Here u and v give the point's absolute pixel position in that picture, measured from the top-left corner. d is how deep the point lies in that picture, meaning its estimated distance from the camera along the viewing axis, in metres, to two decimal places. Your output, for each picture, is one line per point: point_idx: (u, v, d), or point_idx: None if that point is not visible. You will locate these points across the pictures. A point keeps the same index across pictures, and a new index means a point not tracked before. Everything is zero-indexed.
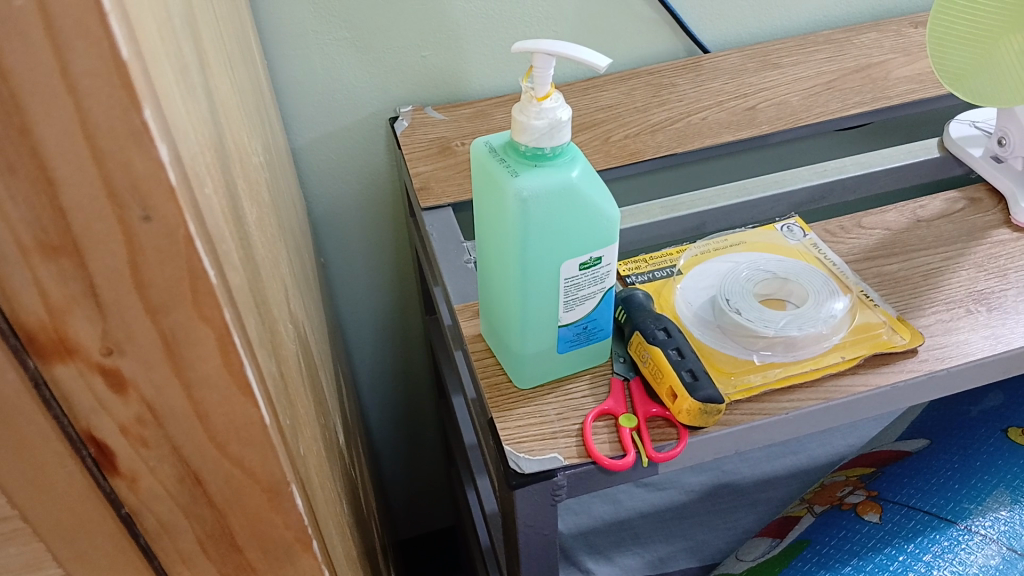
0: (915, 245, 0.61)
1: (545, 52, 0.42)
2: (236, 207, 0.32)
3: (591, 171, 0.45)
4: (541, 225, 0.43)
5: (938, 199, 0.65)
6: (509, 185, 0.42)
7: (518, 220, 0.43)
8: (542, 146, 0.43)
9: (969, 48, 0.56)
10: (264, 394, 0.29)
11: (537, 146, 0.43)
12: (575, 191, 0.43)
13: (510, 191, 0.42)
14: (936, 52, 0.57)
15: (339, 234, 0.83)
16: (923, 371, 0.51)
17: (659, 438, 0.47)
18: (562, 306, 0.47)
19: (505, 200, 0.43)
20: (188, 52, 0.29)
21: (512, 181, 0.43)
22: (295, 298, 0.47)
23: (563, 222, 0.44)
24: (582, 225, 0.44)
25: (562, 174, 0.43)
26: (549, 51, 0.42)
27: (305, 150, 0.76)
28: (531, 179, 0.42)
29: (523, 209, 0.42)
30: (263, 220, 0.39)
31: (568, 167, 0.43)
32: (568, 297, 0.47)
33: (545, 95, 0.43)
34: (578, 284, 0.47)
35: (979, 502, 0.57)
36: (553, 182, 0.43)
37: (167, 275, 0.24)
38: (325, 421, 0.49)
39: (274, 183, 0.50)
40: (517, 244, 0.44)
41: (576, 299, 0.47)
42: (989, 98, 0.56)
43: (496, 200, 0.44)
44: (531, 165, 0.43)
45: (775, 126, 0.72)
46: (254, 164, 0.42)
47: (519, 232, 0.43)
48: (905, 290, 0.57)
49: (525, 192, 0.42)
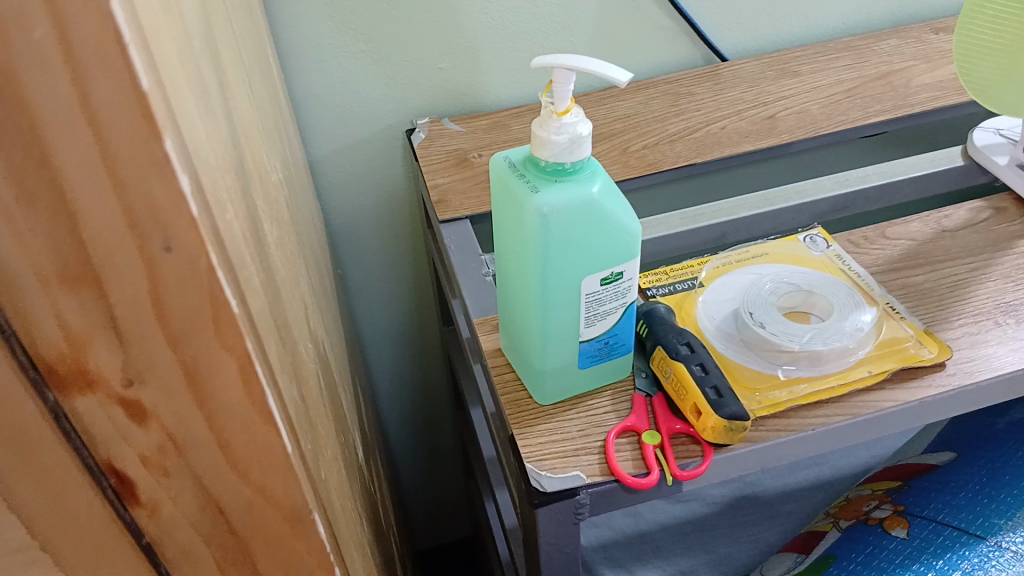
0: (940, 255, 0.60)
1: (562, 68, 0.41)
2: (256, 228, 0.31)
3: (611, 185, 0.44)
4: (563, 239, 0.43)
5: (962, 208, 0.64)
6: (530, 202, 0.42)
7: (539, 236, 0.42)
8: (563, 161, 0.42)
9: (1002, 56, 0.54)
10: (286, 422, 0.28)
11: (558, 161, 0.42)
12: (597, 206, 0.43)
13: (530, 207, 0.42)
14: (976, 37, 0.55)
15: (357, 247, 0.83)
16: (951, 386, 0.50)
17: (683, 455, 0.47)
18: (583, 322, 0.47)
19: (525, 216, 0.42)
20: (208, 74, 0.29)
21: (533, 197, 0.42)
22: (314, 315, 0.47)
23: (584, 236, 0.43)
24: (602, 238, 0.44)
25: (585, 189, 0.42)
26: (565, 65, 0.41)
27: (323, 163, 0.76)
28: (553, 194, 0.42)
29: (545, 225, 0.42)
30: (283, 238, 0.39)
31: (590, 181, 0.43)
32: (589, 313, 0.46)
33: (565, 110, 0.42)
34: (599, 300, 0.46)
35: (1009, 517, 0.56)
36: (576, 196, 0.42)
37: (188, 305, 0.24)
38: (345, 439, 0.48)
39: (293, 198, 0.50)
40: (537, 259, 0.43)
41: (597, 314, 0.47)
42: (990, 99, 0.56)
43: (516, 216, 0.44)
44: (551, 180, 0.43)
45: (795, 134, 0.72)
46: (273, 181, 0.42)
47: (540, 248, 0.43)
48: (932, 301, 0.56)
49: (548, 206, 0.42)
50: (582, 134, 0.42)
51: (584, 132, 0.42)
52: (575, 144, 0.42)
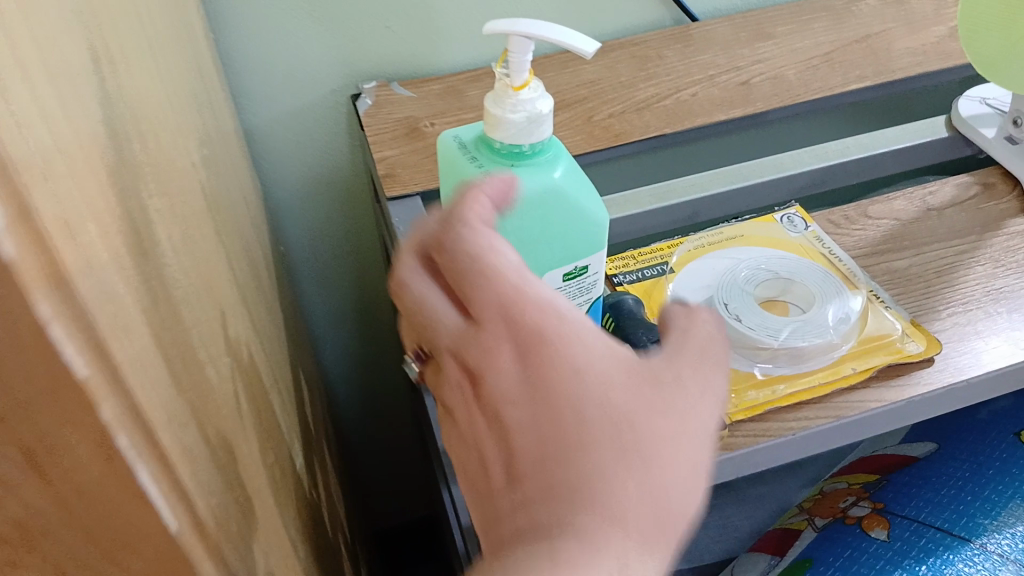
0: (926, 237, 0.56)
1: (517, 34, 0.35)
2: (145, 237, 0.26)
3: (577, 169, 0.39)
4: (525, 228, 0.38)
5: (948, 184, 0.61)
6: (483, 188, 0.37)
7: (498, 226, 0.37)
8: (522, 143, 0.37)
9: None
10: (175, 491, 0.23)
11: (517, 144, 0.37)
12: (562, 190, 0.38)
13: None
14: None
15: (301, 222, 0.77)
16: (941, 385, 0.46)
17: None
18: None
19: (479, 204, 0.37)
20: (73, 47, 0.23)
21: None
22: (238, 317, 0.41)
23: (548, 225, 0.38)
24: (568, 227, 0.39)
25: (545, 170, 0.37)
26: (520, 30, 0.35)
27: (260, 132, 0.69)
28: (509, 177, 0.37)
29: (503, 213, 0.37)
30: (190, 237, 0.33)
31: (552, 163, 0.38)
32: None
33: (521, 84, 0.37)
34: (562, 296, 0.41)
35: (994, 516, 0.53)
36: (536, 180, 0.37)
37: (16, 372, 0.18)
38: (277, 455, 0.43)
39: (214, 180, 0.44)
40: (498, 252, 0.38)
41: None
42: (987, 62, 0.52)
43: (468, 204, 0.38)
44: (507, 164, 0.38)
45: (771, 103, 0.67)
46: (182, 168, 0.36)
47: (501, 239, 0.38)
48: (918, 289, 0.52)
49: (506, 191, 0.37)
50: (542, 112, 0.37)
51: (544, 108, 0.37)
52: (534, 124, 0.37)
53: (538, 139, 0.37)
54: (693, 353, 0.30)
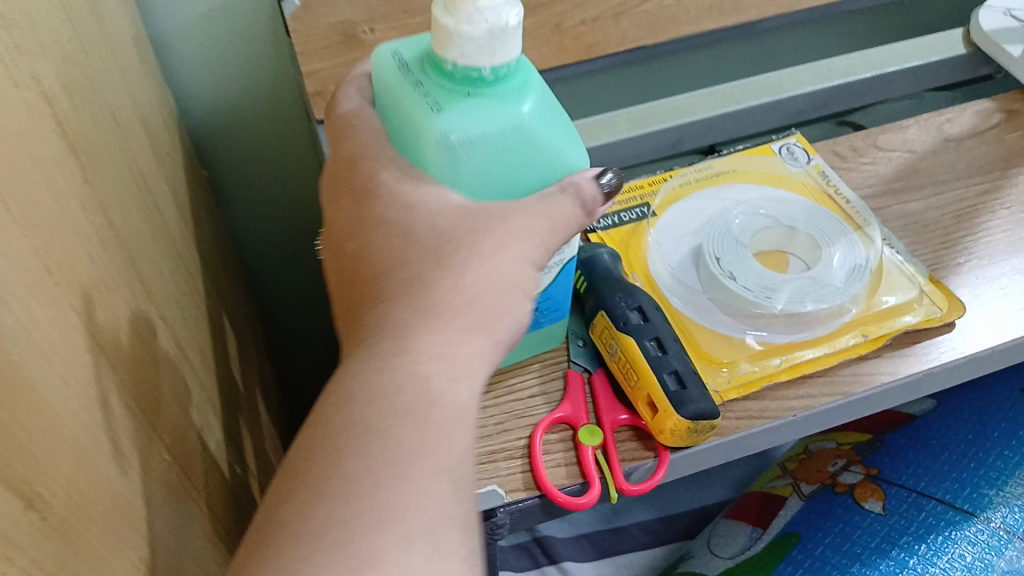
0: (943, 174, 0.49)
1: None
2: None
3: (550, 97, 0.31)
4: (485, 173, 0.30)
5: (967, 110, 0.53)
6: (426, 122, 0.29)
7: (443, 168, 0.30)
8: (485, 65, 0.29)
9: None
10: None
11: (478, 66, 0.29)
12: (537, 129, 0.30)
13: (428, 134, 0.30)
14: None
15: (225, 142, 0.67)
16: (964, 354, 0.40)
17: (631, 458, 0.36)
18: None
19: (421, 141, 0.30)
20: None
21: (434, 118, 0.29)
22: (113, 285, 0.33)
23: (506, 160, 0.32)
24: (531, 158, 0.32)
25: (525, 101, 0.30)
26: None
27: (168, 37, 0.59)
28: (467, 110, 0.29)
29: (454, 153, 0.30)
30: (15, 197, 0.25)
31: (532, 92, 0.30)
32: None
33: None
34: None
35: (1000, 486, 0.47)
36: (507, 112, 0.29)
37: None
38: (176, 447, 0.36)
39: (83, 106, 0.35)
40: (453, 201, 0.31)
41: None
42: None
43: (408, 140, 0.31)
44: (460, 91, 0.30)
45: (767, 11, 0.58)
46: (11, 99, 0.27)
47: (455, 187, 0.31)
48: (935, 237, 0.45)
49: (461, 128, 0.29)
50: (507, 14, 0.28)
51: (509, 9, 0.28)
52: (500, 35, 0.28)
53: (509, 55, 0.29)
54: (566, 212, 0.30)
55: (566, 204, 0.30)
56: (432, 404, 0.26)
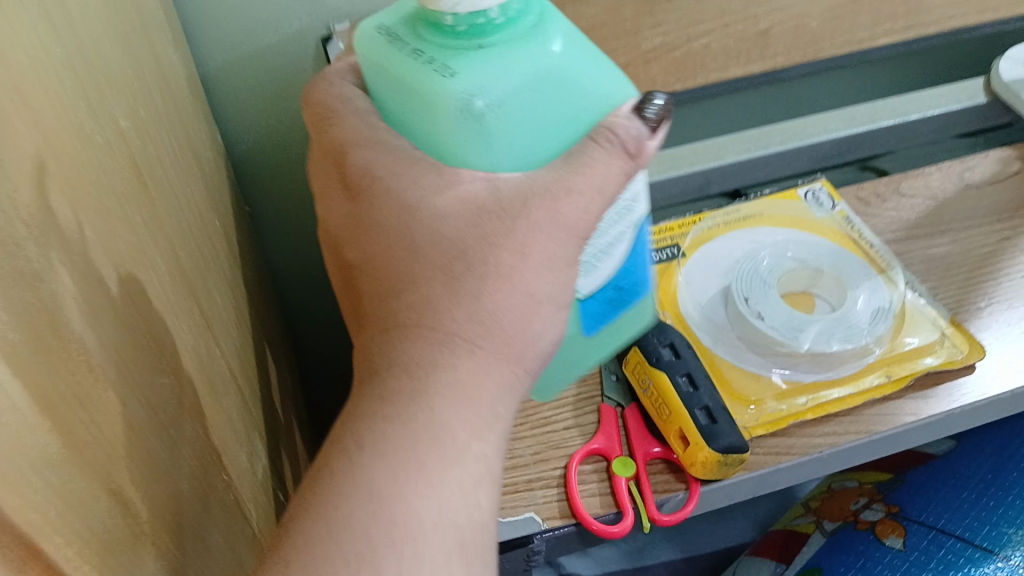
0: (964, 220, 0.50)
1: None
2: (24, 268, 0.19)
3: (570, 29, 0.28)
4: (513, 131, 0.28)
5: (988, 157, 0.55)
6: (437, 87, 0.27)
7: (469, 135, 0.27)
8: (489, 5, 0.26)
9: None
10: None
11: (482, 10, 0.26)
12: (562, 72, 0.28)
13: (446, 99, 0.27)
14: None
15: (264, 175, 0.69)
16: (983, 397, 0.41)
17: (663, 489, 0.37)
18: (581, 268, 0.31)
19: (436, 111, 0.27)
20: None
21: (446, 84, 0.26)
22: (179, 317, 0.35)
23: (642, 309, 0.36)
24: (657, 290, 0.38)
25: (539, 40, 0.27)
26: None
27: (215, 78, 0.61)
28: (480, 62, 0.27)
29: (479, 117, 0.27)
30: (105, 235, 0.26)
31: (546, 28, 0.27)
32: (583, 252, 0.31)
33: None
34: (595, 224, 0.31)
35: (1021, 525, 0.48)
36: (524, 57, 0.27)
37: None
38: (231, 471, 0.37)
39: (151, 147, 0.37)
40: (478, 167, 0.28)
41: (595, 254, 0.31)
42: None
43: (418, 113, 0.28)
44: (470, 47, 0.27)
45: None
46: (100, 145, 0.29)
47: (481, 152, 0.28)
48: (956, 281, 0.47)
49: (479, 85, 0.26)
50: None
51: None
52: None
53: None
54: (591, 168, 0.27)
55: (592, 160, 0.27)
56: (433, 453, 0.24)
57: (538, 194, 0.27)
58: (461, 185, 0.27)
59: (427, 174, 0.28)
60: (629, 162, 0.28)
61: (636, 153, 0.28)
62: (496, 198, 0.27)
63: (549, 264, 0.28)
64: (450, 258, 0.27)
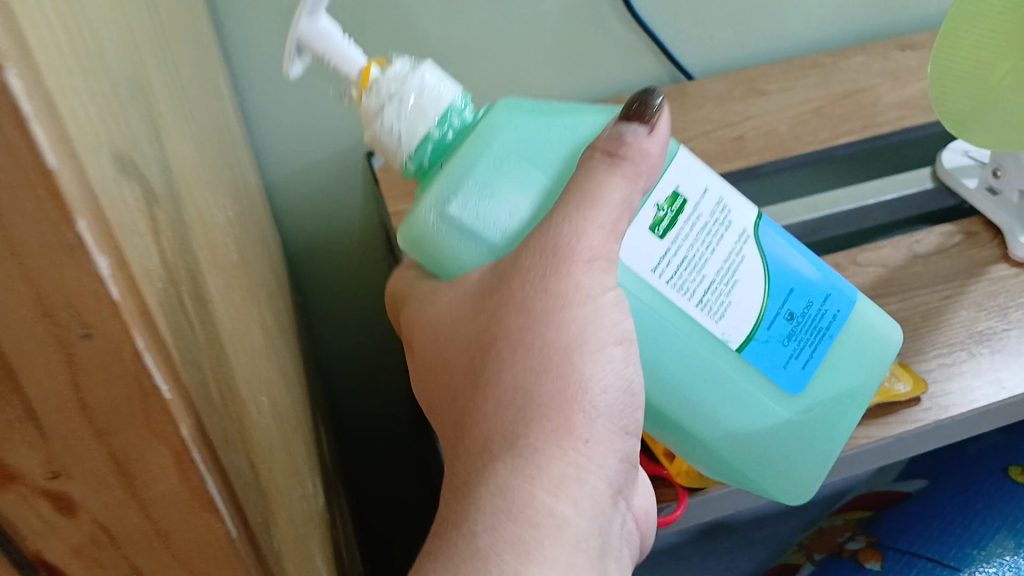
0: (914, 283, 0.59)
1: (328, 42, 0.36)
2: (198, 282, 0.28)
3: (495, 111, 0.37)
4: (489, 223, 0.37)
5: (933, 232, 0.64)
6: (415, 221, 0.36)
7: (457, 236, 0.37)
8: (428, 130, 0.36)
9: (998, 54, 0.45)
10: (228, 502, 0.26)
11: (426, 138, 0.36)
12: (501, 161, 0.36)
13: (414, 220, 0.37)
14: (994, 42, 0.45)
15: (316, 268, 0.81)
16: (929, 421, 0.49)
17: (658, 500, 0.46)
18: (721, 306, 0.39)
19: (427, 239, 0.37)
20: (140, 119, 0.25)
21: (410, 209, 0.37)
22: (268, 361, 0.44)
23: (832, 355, 0.43)
24: (861, 335, 0.43)
25: (477, 144, 0.36)
26: (324, 39, 0.36)
27: (277, 187, 0.73)
28: (436, 183, 0.36)
29: (451, 221, 0.36)
30: (229, 284, 0.36)
31: (482, 131, 0.37)
32: (714, 289, 0.39)
33: (367, 79, 0.36)
34: (701, 247, 0.38)
35: (982, 547, 0.55)
36: (468, 162, 0.36)
37: (114, 396, 0.20)
38: (304, 490, 0.46)
39: (244, 232, 0.47)
40: (483, 258, 0.38)
41: (721, 284, 0.39)
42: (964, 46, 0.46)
43: (421, 251, 0.38)
44: (426, 172, 0.37)
45: (764, 157, 0.71)
46: (221, 222, 0.38)
47: (475, 245, 0.37)
48: (906, 332, 0.56)
49: (437, 200, 0.36)
50: (407, 73, 0.35)
51: (410, 69, 0.35)
52: (416, 96, 0.35)
53: (442, 104, 0.36)
54: (589, 193, 0.35)
55: (586, 182, 0.35)
56: (519, 504, 0.31)
57: (537, 235, 0.35)
58: (475, 277, 0.37)
59: (452, 291, 0.38)
60: (620, 165, 0.35)
61: (622, 153, 0.35)
62: (503, 263, 0.36)
63: (564, 305, 0.35)
64: (490, 339, 0.36)
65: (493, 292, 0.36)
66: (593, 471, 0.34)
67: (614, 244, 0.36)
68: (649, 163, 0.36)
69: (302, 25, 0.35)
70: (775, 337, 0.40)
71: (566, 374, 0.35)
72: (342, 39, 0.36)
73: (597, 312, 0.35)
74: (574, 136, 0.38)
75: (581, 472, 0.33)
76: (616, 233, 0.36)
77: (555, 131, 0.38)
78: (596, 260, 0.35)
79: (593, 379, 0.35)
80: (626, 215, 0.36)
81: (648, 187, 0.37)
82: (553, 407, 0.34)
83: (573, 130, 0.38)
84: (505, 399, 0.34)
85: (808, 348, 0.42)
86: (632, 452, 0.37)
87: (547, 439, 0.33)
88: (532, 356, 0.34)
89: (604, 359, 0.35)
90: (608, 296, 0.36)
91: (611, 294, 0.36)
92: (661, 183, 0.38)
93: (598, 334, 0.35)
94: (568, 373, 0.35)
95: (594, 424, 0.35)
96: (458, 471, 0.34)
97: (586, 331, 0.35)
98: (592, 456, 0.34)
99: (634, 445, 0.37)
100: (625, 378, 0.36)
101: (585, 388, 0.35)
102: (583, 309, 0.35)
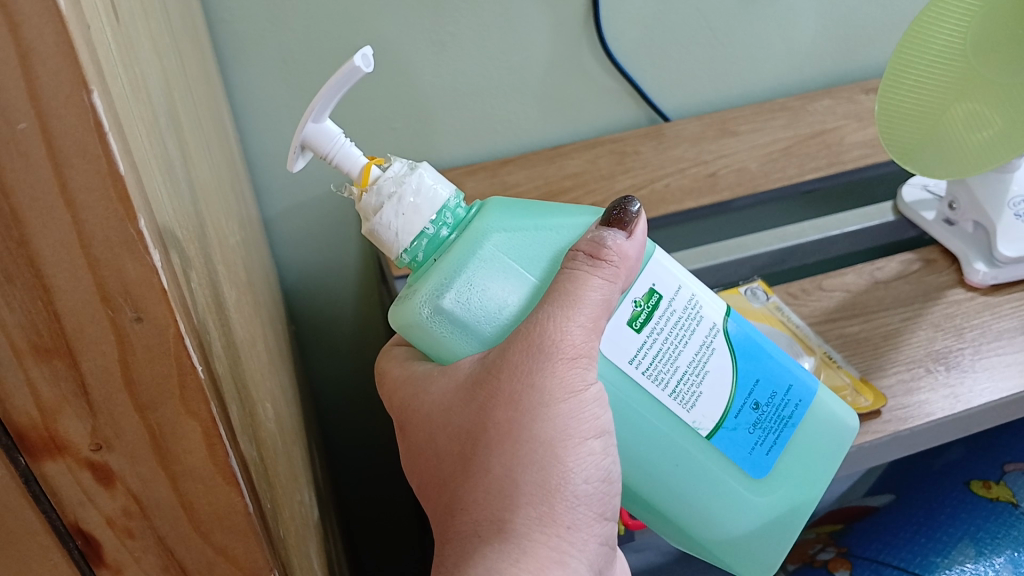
0: (876, 305, 0.63)
1: (329, 142, 0.38)
2: (214, 287, 0.32)
3: (496, 212, 0.40)
4: (481, 317, 0.39)
5: (894, 260, 0.68)
6: (410, 313, 0.39)
7: (450, 329, 0.40)
8: (424, 227, 0.39)
9: (938, 82, 0.51)
10: (246, 482, 0.28)
11: (422, 234, 0.39)
12: (497, 257, 0.39)
13: (415, 309, 0.39)
14: (927, 65, 0.51)
15: (308, 300, 0.84)
16: (887, 432, 0.53)
17: None
18: (691, 398, 0.42)
19: (420, 329, 0.40)
20: (170, 143, 0.29)
21: (412, 300, 0.39)
22: (270, 374, 0.47)
23: (799, 441, 0.45)
24: (826, 423, 0.46)
25: (471, 244, 0.39)
26: (327, 139, 0.38)
27: (275, 220, 0.77)
28: (430, 280, 0.39)
29: (445, 314, 0.39)
30: (240, 300, 0.39)
31: (479, 231, 0.39)
32: (687, 380, 0.42)
33: (367, 178, 0.38)
34: (674, 344, 0.41)
35: (945, 554, 0.59)
36: (462, 261, 0.39)
37: (156, 373, 0.23)
38: (301, 495, 0.48)
39: (248, 257, 0.50)
40: (473, 348, 0.40)
41: (695, 376, 0.42)
42: (900, 72, 0.52)
43: (414, 337, 0.41)
44: (426, 263, 0.40)
45: (736, 192, 0.75)
46: (231, 244, 0.42)
47: (465, 337, 0.40)
48: (867, 350, 0.60)
49: (432, 295, 0.38)
50: (405, 174, 0.38)
51: (407, 170, 0.38)
52: (414, 196, 0.38)
53: (437, 203, 0.39)
54: (572, 294, 0.37)
55: (569, 283, 0.37)
56: None
57: (524, 331, 0.37)
58: (467, 368, 0.39)
59: (445, 379, 0.40)
60: (601, 268, 0.38)
61: (603, 255, 0.38)
62: (492, 356, 0.38)
63: (547, 401, 0.37)
64: (480, 430, 0.38)
65: (482, 385, 0.38)
66: (574, 555, 0.37)
67: (593, 340, 0.38)
68: (628, 264, 0.39)
69: (308, 128, 0.37)
70: (743, 424, 0.43)
71: (551, 465, 0.37)
72: (342, 140, 0.38)
73: (579, 407, 0.38)
74: (563, 235, 0.41)
75: (563, 557, 0.37)
76: (596, 328, 0.38)
77: (544, 231, 0.41)
78: (578, 357, 0.38)
79: (576, 471, 0.38)
80: (604, 313, 0.38)
81: (628, 284, 0.40)
82: (534, 495, 0.37)
83: (561, 230, 0.41)
84: (493, 488, 0.37)
85: (773, 435, 0.44)
86: (612, 530, 0.40)
87: (531, 526, 0.37)
88: (520, 449, 0.37)
89: (585, 450, 0.38)
90: (590, 390, 0.38)
91: (592, 389, 0.38)
92: (639, 280, 0.41)
93: (581, 427, 0.38)
94: (552, 465, 0.37)
95: (575, 511, 0.38)
96: (454, 551, 0.37)
97: (569, 424, 0.38)
98: (574, 541, 0.38)
99: (613, 526, 0.40)
100: (605, 468, 0.39)
101: (567, 479, 0.38)
102: (566, 403, 0.37)
